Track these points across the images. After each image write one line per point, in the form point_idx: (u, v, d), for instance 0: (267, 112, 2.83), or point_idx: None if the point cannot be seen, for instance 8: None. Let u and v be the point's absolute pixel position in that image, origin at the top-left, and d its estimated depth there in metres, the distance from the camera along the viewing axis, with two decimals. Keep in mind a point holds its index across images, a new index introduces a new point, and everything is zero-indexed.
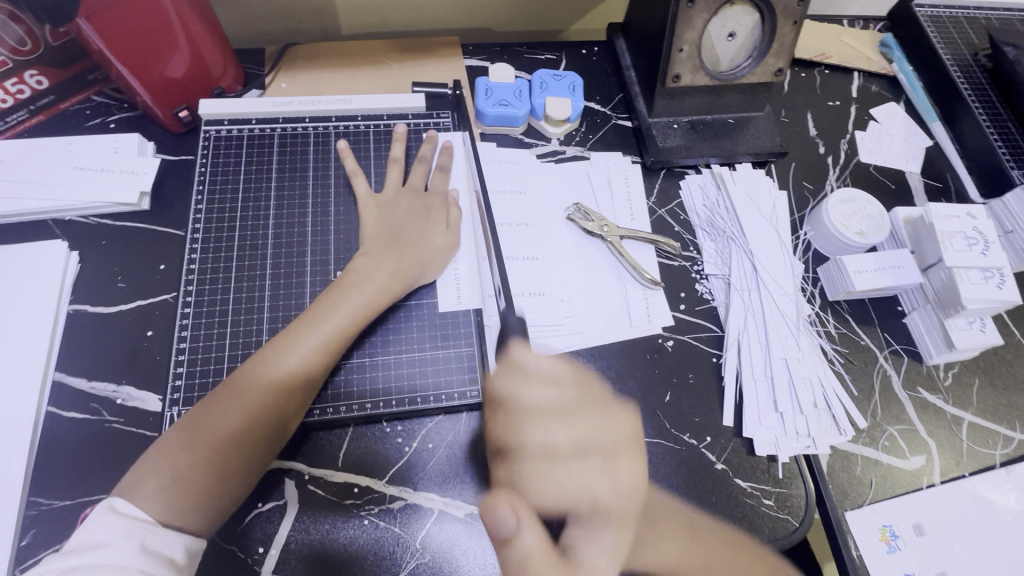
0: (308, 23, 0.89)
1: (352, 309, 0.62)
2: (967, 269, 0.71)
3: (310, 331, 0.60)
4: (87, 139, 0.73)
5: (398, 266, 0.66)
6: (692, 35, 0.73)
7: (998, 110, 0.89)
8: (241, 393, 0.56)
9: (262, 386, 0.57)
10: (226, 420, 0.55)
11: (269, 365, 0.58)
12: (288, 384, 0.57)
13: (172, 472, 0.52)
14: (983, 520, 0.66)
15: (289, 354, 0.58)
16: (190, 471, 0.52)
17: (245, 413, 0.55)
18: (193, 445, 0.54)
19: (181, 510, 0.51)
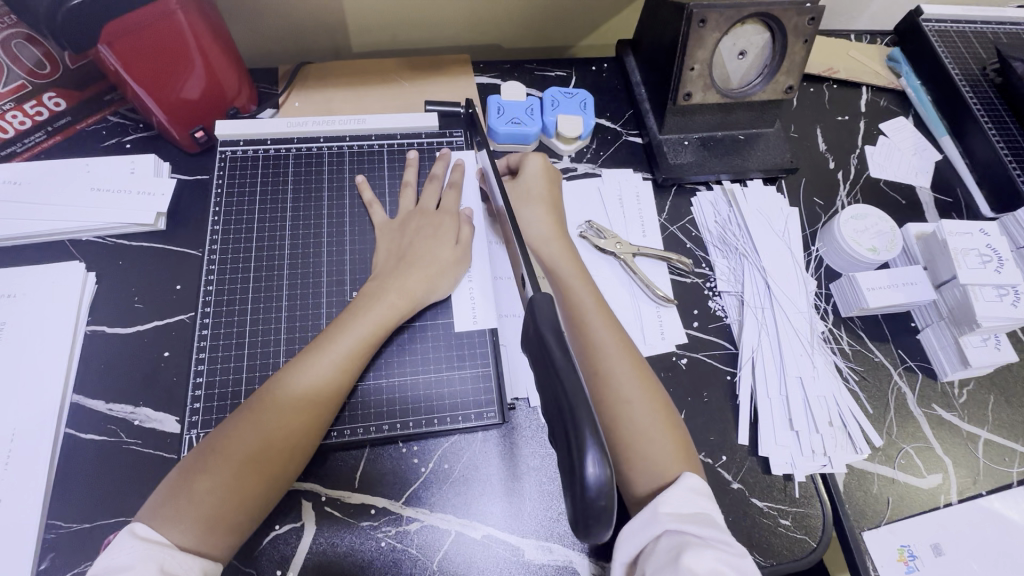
0: (320, 42, 0.89)
1: (364, 326, 0.62)
2: (981, 286, 0.71)
3: (328, 352, 0.60)
4: (104, 159, 0.73)
5: (414, 285, 0.66)
6: (704, 54, 0.74)
7: (1007, 124, 0.89)
8: (260, 414, 0.56)
9: (281, 407, 0.57)
10: (246, 443, 0.55)
11: (288, 386, 0.58)
12: (307, 405, 0.57)
13: (192, 497, 0.52)
14: (1002, 539, 0.66)
15: (307, 373, 0.58)
16: (211, 495, 0.52)
17: (265, 435, 0.55)
18: (213, 468, 0.53)
19: (203, 535, 0.51)
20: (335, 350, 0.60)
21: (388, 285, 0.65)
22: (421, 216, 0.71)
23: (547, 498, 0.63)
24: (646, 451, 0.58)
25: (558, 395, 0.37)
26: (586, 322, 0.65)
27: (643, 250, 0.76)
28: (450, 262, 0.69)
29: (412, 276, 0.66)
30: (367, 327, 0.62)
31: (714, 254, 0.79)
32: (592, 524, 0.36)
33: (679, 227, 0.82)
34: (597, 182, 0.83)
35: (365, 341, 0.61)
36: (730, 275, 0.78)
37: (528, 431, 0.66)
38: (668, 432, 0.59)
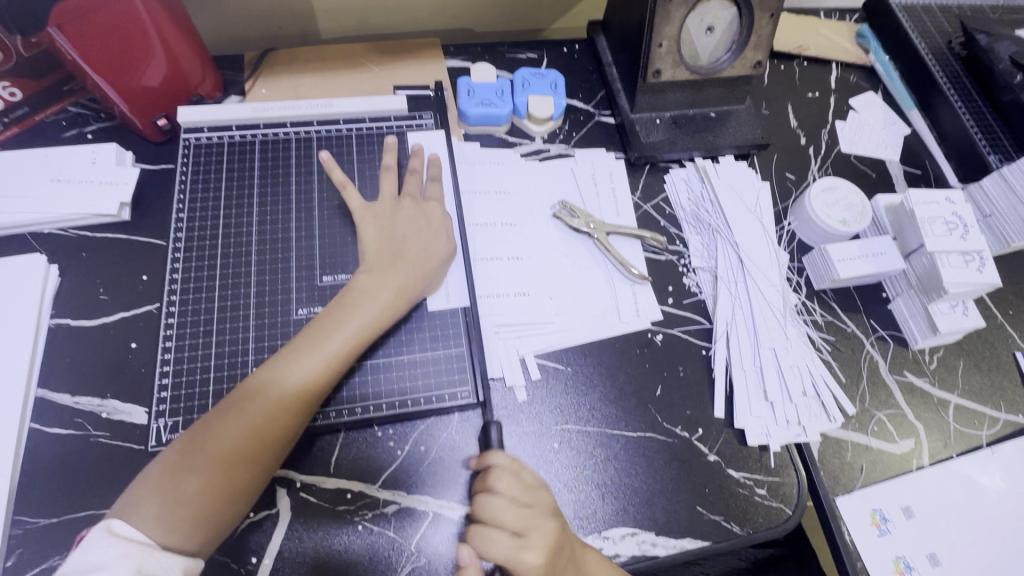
0: (286, 28, 0.88)
1: (356, 325, 0.61)
2: (947, 253, 0.72)
3: (315, 349, 0.59)
4: (63, 149, 0.71)
5: (402, 281, 0.64)
6: (671, 31, 0.74)
7: (973, 97, 0.91)
8: (245, 410, 0.55)
9: (267, 402, 0.56)
10: (231, 438, 0.54)
11: (274, 381, 0.57)
12: (295, 401, 0.56)
13: (179, 493, 0.51)
14: (971, 501, 0.67)
15: (297, 370, 0.57)
16: (192, 488, 0.52)
17: (251, 431, 0.55)
18: (195, 462, 0.53)
19: (180, 531, 0.50)
20: (325, 345, 0.59)
21: (378, 281, 0.64)
22: (395, 202, 0.70)
23: None
24: None
25: None
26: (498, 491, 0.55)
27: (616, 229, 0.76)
28: (433, 253, 0.67)
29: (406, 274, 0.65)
30: (355, 320, 0.61)
31: (688, 231, 0.80)
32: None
33: (653, 205, 0.82)
34: (570, 162, 0.82)
35: (354, 337, 0.60)
36: (703, 251, 0.78)
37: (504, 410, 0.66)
38: None
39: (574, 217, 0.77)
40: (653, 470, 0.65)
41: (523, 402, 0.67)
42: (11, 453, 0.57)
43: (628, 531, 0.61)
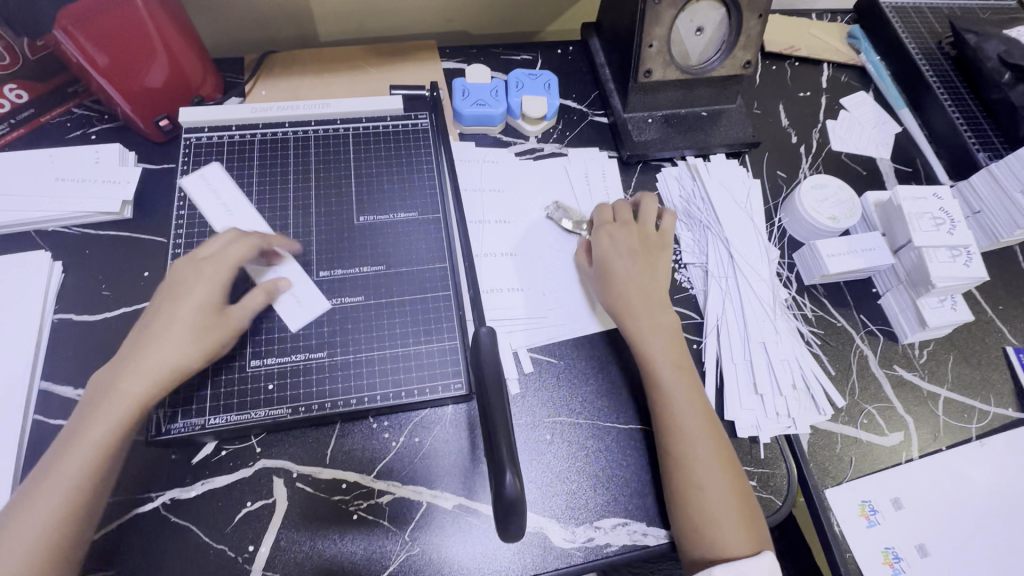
0: (286, 32, 0.90)
1: (185, 317, 0.59)
2: (935, 248, 0.73)
3: (146, 358, 0.58)
4: (68, 150, 0.73)
5: (217, 285, 0.62)
6: (661, 31, 0.75)
7: (962, 95, 0.92)
8: (89, 423, 0.55)
9: (103, 409, 0.56)
10: (73, 456, 0.54)
11: (105, 394, 0.56)
12: (109, 409, 0.56)
13: (25, 530, 0.51)
14: (959, 491, 0.68)
15: (130, 376, 0.57)
16: (39, 514, 0.51)
17: (92, 443, 0.54)
18: (42, 488, 0.52)
19: (41, 564, 0.50)
20: (165, 347, 0.58)
21: (189, 287, 0.61)
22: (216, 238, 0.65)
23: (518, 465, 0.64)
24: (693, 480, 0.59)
25: (489, 423, 0.49)
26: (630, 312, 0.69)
27: None
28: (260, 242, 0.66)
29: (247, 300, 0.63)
30: (162, 319, 0.59)
31: (680, 228, 0.81)
32: (511, 520, 0.46)
33: None
34: (564, 160, 0.84)
35: (181, 343, 0.59)
36: (694, 247, 0.79)
37: None
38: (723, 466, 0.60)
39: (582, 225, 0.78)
40: (644, 461, 0.66)
41: (515, 395, 0.68)
42: (15, 444, 0.59)
43: (619, 521, 0.62)
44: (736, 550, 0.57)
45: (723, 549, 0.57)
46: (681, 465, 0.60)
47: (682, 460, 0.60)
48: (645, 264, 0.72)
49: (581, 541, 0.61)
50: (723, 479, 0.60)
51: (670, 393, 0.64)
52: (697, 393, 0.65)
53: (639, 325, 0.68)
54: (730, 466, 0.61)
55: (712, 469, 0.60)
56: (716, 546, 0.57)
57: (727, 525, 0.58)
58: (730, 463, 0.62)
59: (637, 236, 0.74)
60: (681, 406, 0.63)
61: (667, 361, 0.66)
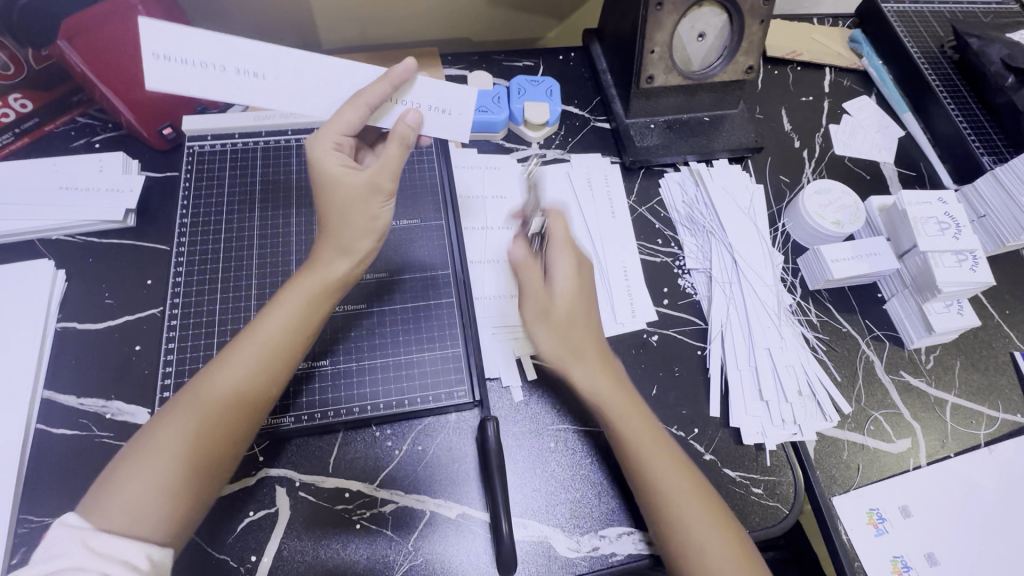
0: (289, 39, 0.90)
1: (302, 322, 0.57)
2: (940, 253, 0.72)
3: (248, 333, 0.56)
4: (72, 159, 0.73)
5: (375, 217, 0.58)
6: (663, 37, 0.75)
7: (966, 99, 0.91)
8: (196, 396, 0.53)
9: (242, 373, 0.54)
10: (170, 426, 0.51)
11: (223, 369, 0.54)
12: (253, 380, 0.54)
13: (140, 499, 0.48)
14: (968, 499, 0.67)
15: (252, 344, 0.55)
16: (138, 482, 0.49)
17: (193, 413, 0.52)
18: (144, 455, 0.50)
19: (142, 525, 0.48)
20: (341, 256, 0.58)
21: (342, 237, 0.57)
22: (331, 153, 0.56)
23: (521, 474, 0.64)
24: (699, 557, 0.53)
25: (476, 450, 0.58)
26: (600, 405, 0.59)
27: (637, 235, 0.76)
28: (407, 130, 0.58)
29: (389, 153, 0.57)
30: (322, 292, 0.58)
31: (683, 234, 0.81)
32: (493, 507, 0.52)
33: (648, 208, 0.83)
34: (566, 166, 0.84)
35: (291, 315, 0.56)
36: (698, 253, 0.79)
37: (503, 409, 0.67)
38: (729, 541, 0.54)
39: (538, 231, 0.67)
40: None
41: (518, 403, 0.67)
42: (17, 453, 0.59)
43: (624, 530, 0.62)
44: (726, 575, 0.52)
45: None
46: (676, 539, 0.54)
47: (645, 491, 0.56)
48: (577, 288, 0.63)
49: (585, 550, 0.60)
50: (701, 511, 0.55)
51: (627, 436, 0.58)
52: (648, 422, 0.59)
53: (589, 379, 0.60)
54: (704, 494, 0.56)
55: (699, 527, 0.54)
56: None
57: (712, 546, 0.53)
58: (708, 496, 0.57)
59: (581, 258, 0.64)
60: (642, 448, 0.57)
61: (621, 407, 0.59)
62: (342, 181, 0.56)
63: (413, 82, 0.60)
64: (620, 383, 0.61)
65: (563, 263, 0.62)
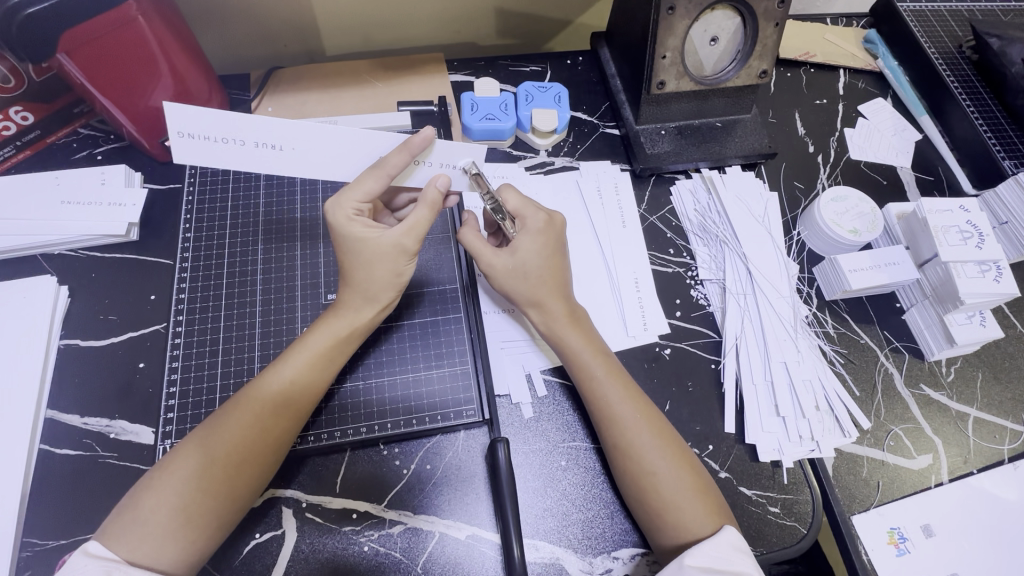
0: (293, 46, 0.89)
1: (329, 345, 0.59)
2: (963, 263, 0.70)
3: (270, 371, 0.57)
4: (74, 171, 0.72)
5: (399, 271, 0.60)
6: (675, 42, 0.73)
7: (986, 101, 0.89)
8: (219, 429, 0.54)
9: (263, 410, 0.55)
10: (192, 456, 0.52)
11: (254, 390, 0.56)
12: (273, 414, 0.55)
13: (165, 516, 0.50)
14: (993, 517, 0.65)
15: (273, 382, 0.56)
16: (160, 513, 0.50)
17: (214, 443, 0.53)
18: (165, 483, 0.51)
19: (164, 545, 0.49)
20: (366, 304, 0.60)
21: (365, 288, 0.60)
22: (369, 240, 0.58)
23: (532, 494, 0.62)
24: (671, 512, 0.55)
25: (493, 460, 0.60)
26: (595, 386, 0.61)
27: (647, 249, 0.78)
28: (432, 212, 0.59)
29: (416, 214, 0.58)
30: (347, 335, 0.60)
31: (695, 243, 0.79)
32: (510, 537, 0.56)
33: (659, 216, 0.81)
34: (575, 174, 0.82)
35: (313, 360, 0.58)
36: (711, 263, 0.77)
37: (512, 426, 0.65)
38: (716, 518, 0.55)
39: (488, 199, 0.62)
40: None
41: (528, 420, 0.66)
42: (20, 475, 0.58)
43: (638, 551, 0.60)
44: (700, 530, 0.54)
45: (684, 532, 0.54)
46: (660, 508, 0.55)
47: (617, 444, 0.58)
48: (550, 264, 0.64)
49: (599, 572, 0.59)
50: (680, 474, 0.57)
51: (602, 392, 0.60)
52: (629, 383, 0.62)
53: (563, 336, 0.63)
54: (693, 468, 0.58)
55: (686, 500, 0.55)
56: (680, 530, 0.55)
57: (689, 507, 0.55)
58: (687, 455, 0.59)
59: (554, 222, 0.65)
60: (617, 404, 0.60)
61: (600, 366, 0.62)
62: (367, 241, 0.58)
63: (435, 145, 0.58)
64: (597, 344, 0.64)
65: (533, 223, 0.64)
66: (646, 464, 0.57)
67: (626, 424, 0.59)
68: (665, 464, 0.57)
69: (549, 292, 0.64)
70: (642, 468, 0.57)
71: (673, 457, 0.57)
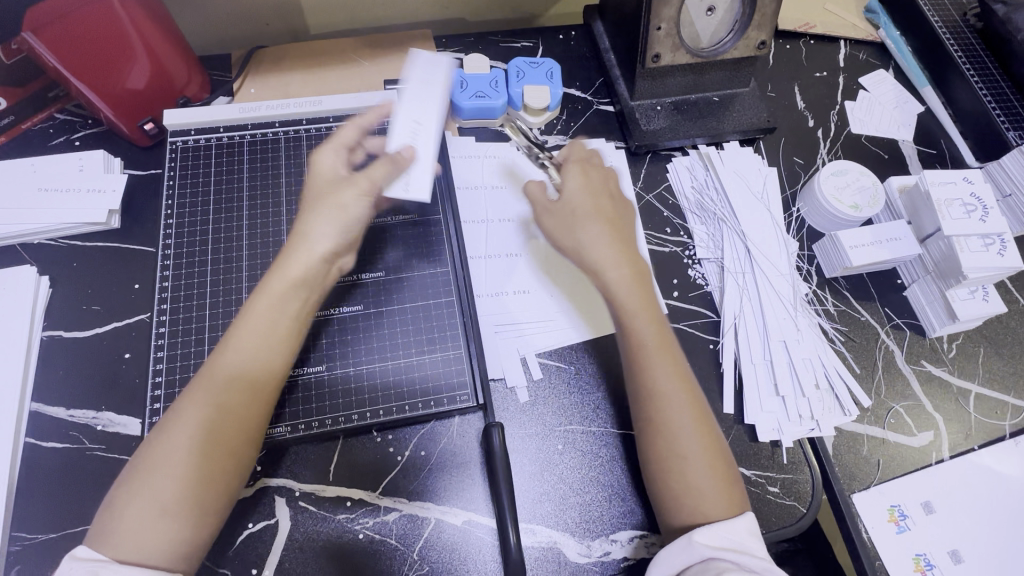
0: (275, 25, 0.86)
1: (268, 309, 0.57)
2: (966, 237, 0.68)
3: (218, 352, 0.55)
4: (51, 158, 0.70)
5: (348, 228, 0.61)
6: (670, 12, 0.70)
7: (990, 71, 0.86)
8: (177, 419, 0.52)
9: (217, 392, 0.53)
10: (157, 457, 0.50)
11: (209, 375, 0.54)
12: (229, 394, 0.53)
13: (143, 513, 0.48)
14: (994, 492, 0.65)
15: (223, 365, 0.54)
16: (138, 511, 0.49)
17: (179, 437, 0.51)
18: (138, 490, 0.49)
19: (147, 541, 0.48)
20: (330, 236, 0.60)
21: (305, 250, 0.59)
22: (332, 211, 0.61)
23: (529, 479, 0.61)
24: (687, 492, 0.54)
25: (488, 446, 0.59)
26: (644, 355, 0.59)
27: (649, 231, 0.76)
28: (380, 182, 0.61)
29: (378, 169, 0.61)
30: (286, 294, 0.58)
31: (692, 222, 0.77)
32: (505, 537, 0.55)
33: (656, 195, 0.79)
34: None
35: (253, 328, 0.56)
36: (709, 242, 0.76)
37: (507, 411, 0.64)
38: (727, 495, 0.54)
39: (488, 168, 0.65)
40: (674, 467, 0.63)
41: (524, 404, 0.65)
42: (6, 469, 0.57)
43: (636, 534, 0.59)
44: (714, 511, 0.53)
45: (699, 510, 0.54)
46: (676, 487, 0.55)
47: (655, 420, 0.57)
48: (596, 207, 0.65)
49: (597, 555, 0.58)
50: (700, 441, 0.56)
51: (652, 363, 0.59)
52: (670, 350, 0.60)
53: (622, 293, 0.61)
54: (711, 435, 0.57)
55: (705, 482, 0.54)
56: (696, 512, 0.54)
57: (709, 490, 0.54)
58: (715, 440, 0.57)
59: (590, 173, 0.67)
60: (664, 379, 0.58)
61: (651, 333, 0.60)
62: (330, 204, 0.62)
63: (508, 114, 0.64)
64: (655, 310, 0.61)
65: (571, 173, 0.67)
66: (679, 447, 0.55)
67: (665, 399, 0.57)
68: (696, 446, 0.56)
69: (581, 224, 0.64)
70: (671, 449, 0.56)
71: (701, 440, 0.56)
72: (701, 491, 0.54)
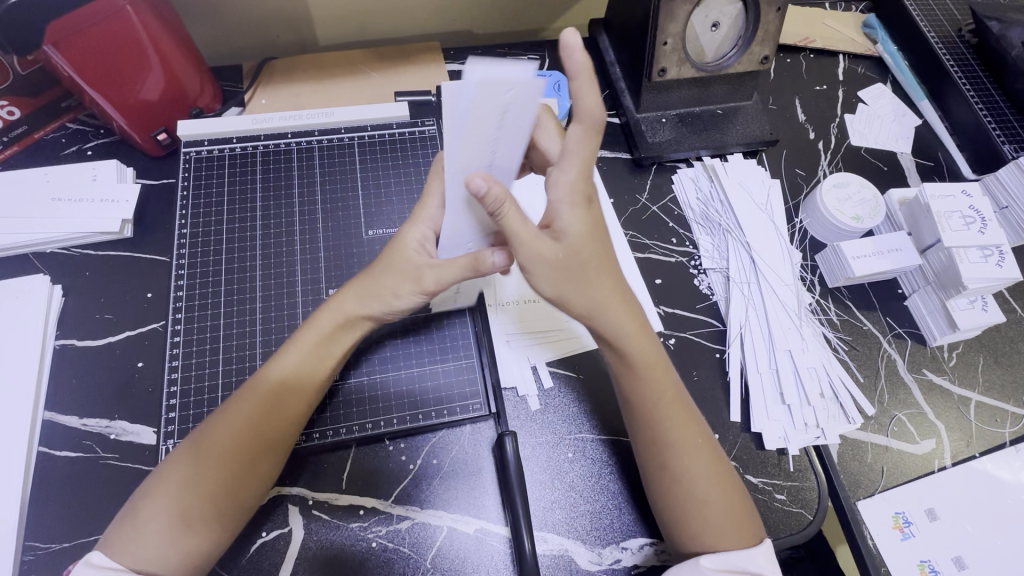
0: (285, 36, 0.87)
1: (315, 344, 0.57)
2: (966, 248, 0.70)
3: (259, 376, 0.56)
4: (64, 167, 0.71)
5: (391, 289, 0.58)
6: (676, 28, 0.72)
7: (986, 85, 0.88)
8: (207, 438, 0.53)
9: (252, 418, 0.53)
10: (184, 467, 0.51)
11: (246, 399, 0.54)
12: (264, 422, 0.53)
13: (161, 526, 0.49)
14: (996, 499, 0.66)
15: (263, 391, 0.55)
16: (158, 523, 0.49)
17: (207, 453, 0.52)
18: (160, 500, 0.50)
19: (164, 555, 0.49)
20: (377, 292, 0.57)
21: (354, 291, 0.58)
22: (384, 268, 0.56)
23: (540, 486, 0.62)
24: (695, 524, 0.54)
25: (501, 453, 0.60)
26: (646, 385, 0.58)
27: (651, 247, 0.77)
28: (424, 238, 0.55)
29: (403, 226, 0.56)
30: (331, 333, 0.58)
31: (698, 232, 0.78)
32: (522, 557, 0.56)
33: (661, 207, 0.81)
34: None
35: (297, 364, 0.56)
36: (714, 252, 0.77)
37: (518, 418, 0.65)
38: (738, 531, 0.54)
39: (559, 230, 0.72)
40: None
41: (535, 412, 0.66)
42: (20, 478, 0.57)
43: (647, 542, 0.60)
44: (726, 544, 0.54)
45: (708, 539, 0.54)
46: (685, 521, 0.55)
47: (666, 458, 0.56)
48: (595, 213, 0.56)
49: (608, 563, 0.59)
50: (710, 467, 0.56)
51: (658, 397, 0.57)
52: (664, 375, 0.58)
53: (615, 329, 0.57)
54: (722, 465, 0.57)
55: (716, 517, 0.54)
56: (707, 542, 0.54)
57: (720, 527, 0.54)
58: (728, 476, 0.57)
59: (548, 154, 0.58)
60: (674, 422, 0.56)
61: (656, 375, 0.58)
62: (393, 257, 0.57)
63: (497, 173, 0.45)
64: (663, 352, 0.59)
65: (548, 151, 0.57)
66: (687, 486, 0.55)
67: (675, 436, 0.56)
68: (709, 482, 0.55)
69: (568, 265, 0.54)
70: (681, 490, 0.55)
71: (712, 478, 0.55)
72: (715, 523, 0.54)
